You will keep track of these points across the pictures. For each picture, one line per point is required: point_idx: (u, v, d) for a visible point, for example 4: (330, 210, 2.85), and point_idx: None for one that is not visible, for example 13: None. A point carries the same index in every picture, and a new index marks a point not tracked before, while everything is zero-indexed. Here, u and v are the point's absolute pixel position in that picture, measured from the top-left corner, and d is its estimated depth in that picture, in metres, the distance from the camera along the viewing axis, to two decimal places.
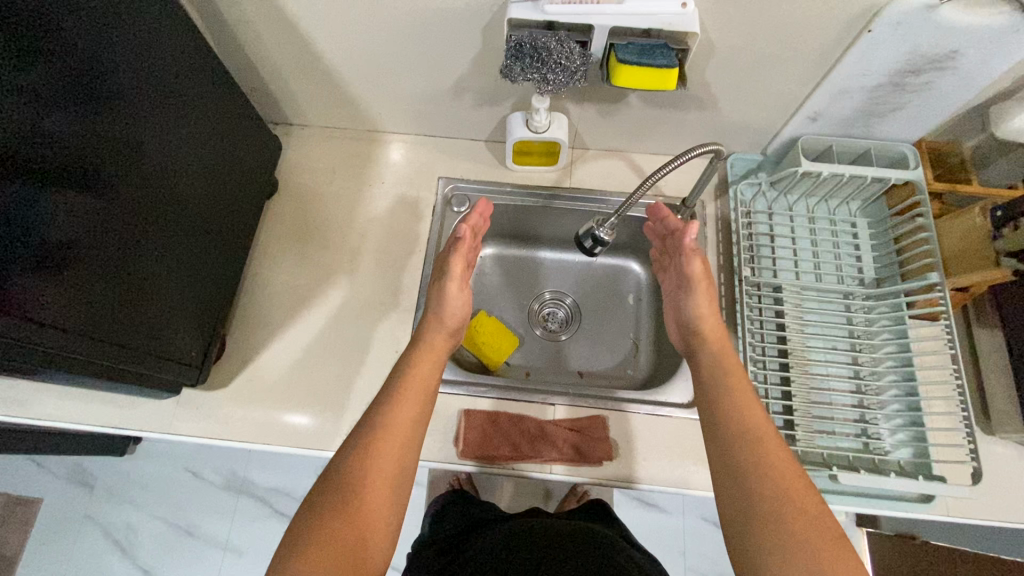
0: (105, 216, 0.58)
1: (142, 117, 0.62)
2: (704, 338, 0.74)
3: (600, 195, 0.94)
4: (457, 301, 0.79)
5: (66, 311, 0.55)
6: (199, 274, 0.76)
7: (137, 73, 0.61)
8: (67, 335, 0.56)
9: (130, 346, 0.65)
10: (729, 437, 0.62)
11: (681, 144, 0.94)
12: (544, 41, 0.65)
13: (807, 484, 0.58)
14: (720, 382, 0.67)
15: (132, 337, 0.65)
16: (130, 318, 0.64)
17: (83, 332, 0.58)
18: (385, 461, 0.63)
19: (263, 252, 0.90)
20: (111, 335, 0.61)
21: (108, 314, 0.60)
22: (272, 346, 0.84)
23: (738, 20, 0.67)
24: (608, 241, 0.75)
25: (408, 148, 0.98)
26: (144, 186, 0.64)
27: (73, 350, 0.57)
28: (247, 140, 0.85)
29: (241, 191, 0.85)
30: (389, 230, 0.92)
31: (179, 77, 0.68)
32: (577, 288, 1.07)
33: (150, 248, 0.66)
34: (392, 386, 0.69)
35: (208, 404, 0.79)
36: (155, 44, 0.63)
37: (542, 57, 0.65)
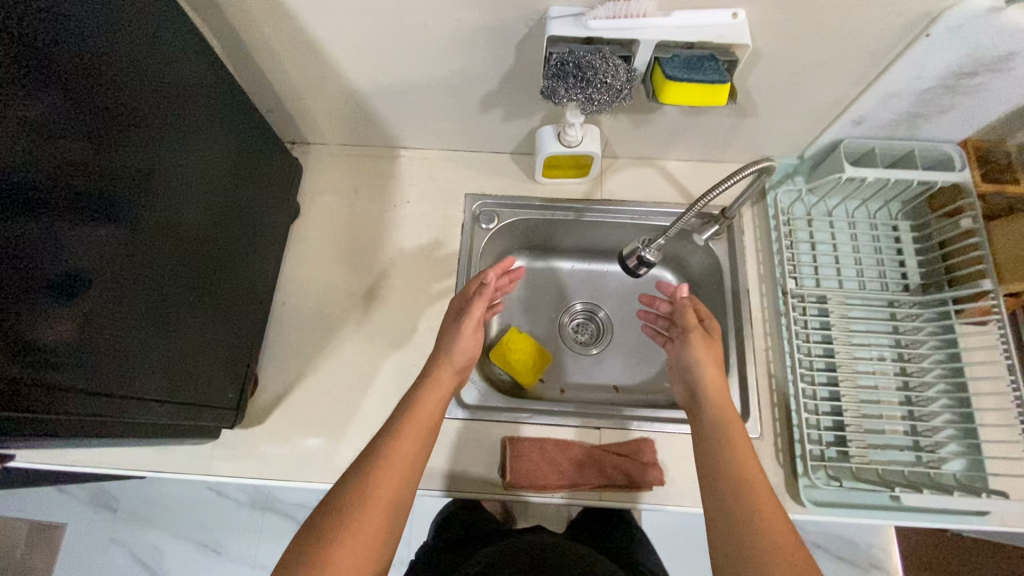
0: (121, 263, 0.54)
1: (155, 149, 0.58)
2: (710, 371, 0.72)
3: (634, 206, 0.91)
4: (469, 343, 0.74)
5: (84, 371, 0.51)
6: (222, 311, 0.72)
7: (150, 101, 0.57)
8: (89, 399, 0.52)
9: (157, 395, 0.61)
10: (723, 480, 0.61)
11: (715, 150, 0.90)
12: (589, 60, 0.62)
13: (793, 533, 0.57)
14: (721, 424, 0.67)
15: (161, 387, 0.62)
16: (155, 369, 0.61)
17: (108, 392, 0.54)
18: (373, 508, 0.59)
19: (289, 280, 0.87)
20: (134, 388, 0.58)
21: (132, 368, 0.57)
22: (304, 378, 0.81)
23: (788, 28, 0.64)
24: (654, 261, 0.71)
25: (431, 164, 0.94)
26: (161, 223, 0.60)
27: (101, 413, 0.54)
28: (265, 165, 0.81)
29: (262, 220, 0.81)
30: (417, 252, 0.89)
31: (193, 103, 0.64)
32: (607, 299, 1.04)
33: (170, 289, 0.62)
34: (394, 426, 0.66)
35: (243, 442, 0.77)
36: (166, 68, 0.59)
37: (587, 76, 0.62)
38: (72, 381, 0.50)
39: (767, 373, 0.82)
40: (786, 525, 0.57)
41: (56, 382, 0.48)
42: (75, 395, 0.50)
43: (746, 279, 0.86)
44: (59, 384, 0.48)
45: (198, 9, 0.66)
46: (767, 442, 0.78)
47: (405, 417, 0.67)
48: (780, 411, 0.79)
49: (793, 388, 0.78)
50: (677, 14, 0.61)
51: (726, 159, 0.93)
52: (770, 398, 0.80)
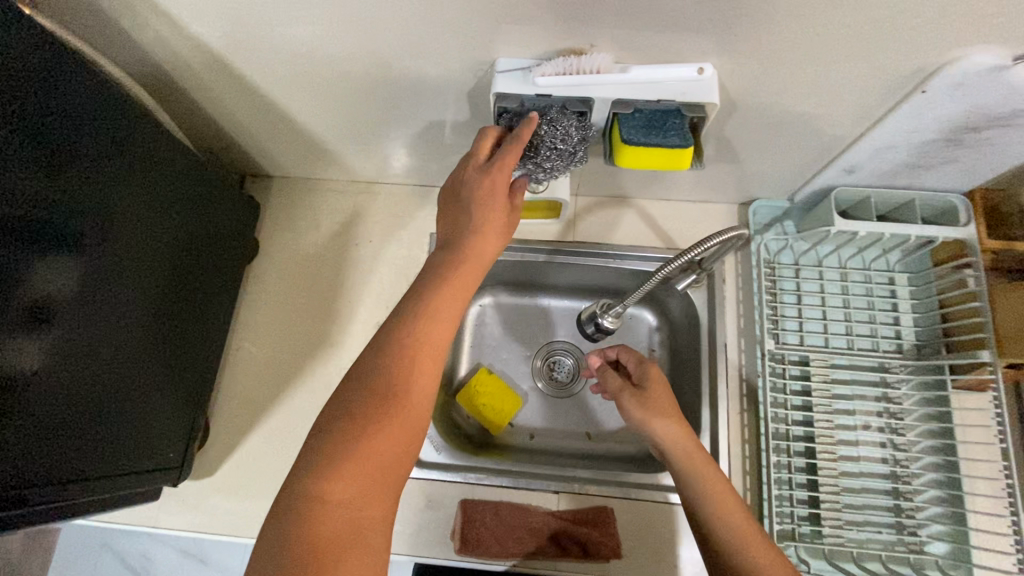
0: (55, 346, 0.53)
1: (82, 214, 0.55)
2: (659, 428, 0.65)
3: (608, 249, 0.86)
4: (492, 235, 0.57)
5: (10, 463, 0.49)
6: (169, 365, 0.70)
7: (74, 164, 0.53)
8: (33, 490, 0.51)
9: (98, 467, 0.59)
10: (703, 504, 0.60)
11: (697, 192, 0.84)
12: (537, 125, 0.58)
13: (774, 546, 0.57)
14: (691, 456, 0.63)
15: (110, 460, 0.61)
16: (103, 443, 0.60)
17: (53, 477, 0.53)
18: (363, 475, 0.47)
19: (246, 322, 0.85)
20: (72, 465, 0.55)
21: (78, 448, 0.56)
22: (257, 428, 0.79)
23: (763, 80, 0.58)
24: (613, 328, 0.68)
25: (396, 200, 0.90)
26: (91, 290, 0.57)
27: (48, 501, 0.53)
28: (218, 207, 0.77)
29: (215, 264, 0.78)
30: (378, 295, 0.85)
31: (131, 157, 0.60)
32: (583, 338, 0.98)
33: (108, 356, 0.59)
34: (377, 373, 0.50)
35: (194, 494, 0.76)
36: (97, 127, 0.56)
37: (535, 142, 0.59)
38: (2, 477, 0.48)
39: (740, 438, 0.76)
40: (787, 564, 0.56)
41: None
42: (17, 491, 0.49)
43: (724, 333, 0.81)
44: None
45: (132, 57, 0.62)
46: None
47: (385, 383, 0.50)
48: (752, 479, 0.75)
49: (765, 459, 0.73)
50: (633, 70, 0.54)
51: (709, 199, 0.86)
52: (742, 465, 0.75)
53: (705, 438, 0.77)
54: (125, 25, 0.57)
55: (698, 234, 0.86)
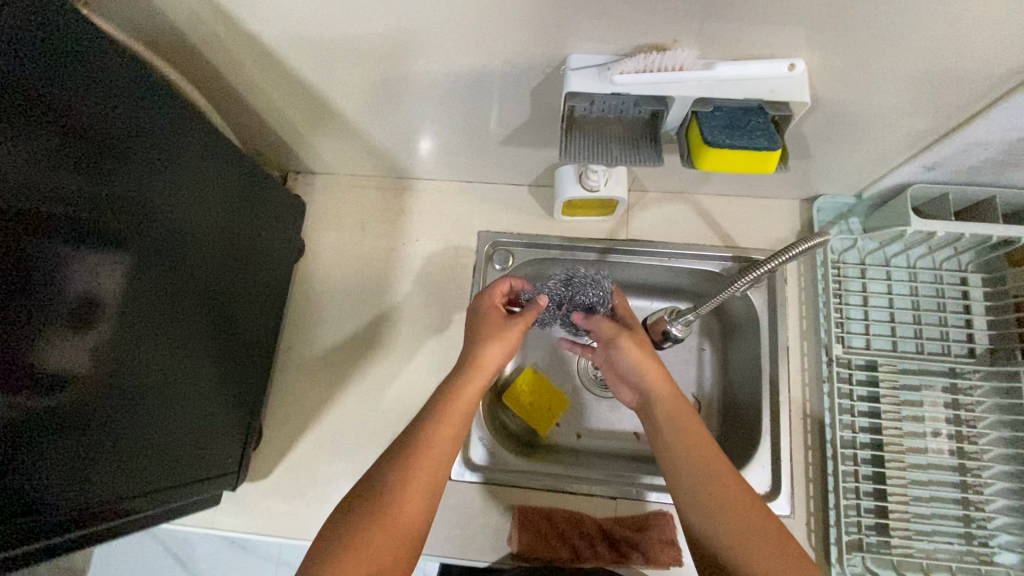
0: (101, 359, 0.50)
1: (149, 219, 0.54)
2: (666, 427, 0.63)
3: (663, 247, 0.83)
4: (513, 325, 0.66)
5: (74, 467, 0.48)
6: (225, 368, 0.70)
7: (145, 168, 0.53)
8: (81, 501, 0.50)
9: (161, 467, 0.59)
10: (688, 467, 0.59)
11: (758, 188, 0.80)
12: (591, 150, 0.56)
13: (774, 526, 0.54)
14: (676, 425, 0.63)
15: (170, 465, 0.61)
16: (162, 448, 0.59)
17: (116, 480, 0.53)
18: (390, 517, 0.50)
19: (295, 324, 0.84)
20: (135, 468, 0.55)
21: (122, 463, 0.54)
22: (311, 431, 0.79)
23: (853, 75, 0.54)
24: (680, 335, 0.76)
25: (442, 196, 0.87)
26: (155, 293, 0.56)
27: (91, 518, 0.51)
28: (271, 210, 0.77)
29: (268, 268, 0.77)
30: (427, 296, 0.83)
31: (194, 161, 0.60)
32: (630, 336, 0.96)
33: (170, 358, 0.59)
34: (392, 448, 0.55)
35: (251, 496, 0.76)
36: (167, 130, 0.55)
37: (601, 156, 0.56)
38: (66, 482, 0.48)
39: (803, 444, 0.74)
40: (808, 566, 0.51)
41: (36, 498, 0.45)
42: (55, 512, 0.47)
43: (786, 336, 0.78)
44: (42, 498, 0.46)
45: (185, 56, 0.60)
46: (799, 522, 0.72)
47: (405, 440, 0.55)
48: (816, 487, 0.73)
49: (832, 467, 0.71)
50: (720, 67, 0.51)
51: (769, 195, 0.82)
52: (806, 472, 0.74)
53: (767, 444, 0.75)
54: (178, 23, 0.55)
55: (759, 232, 0.82)
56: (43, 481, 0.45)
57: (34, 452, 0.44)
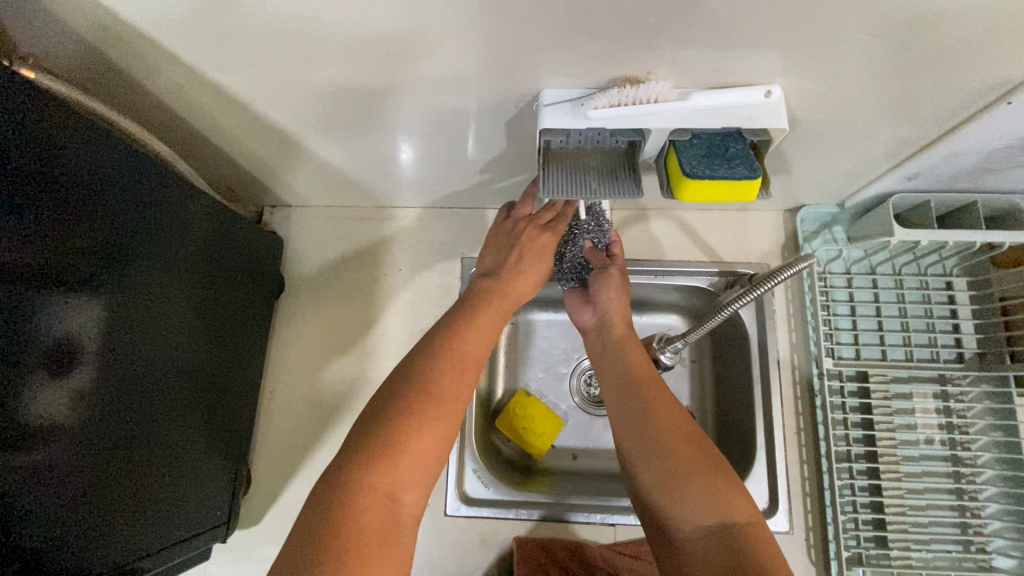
0: (81, 408, 0.48)
1: (125, 267, 0.53)
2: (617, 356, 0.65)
3: (649, 266, 0.82)
4: (524, 273, 0.62)
5: (61, 528, 0.47)
6: (210, 410, 0.68)
7: (119, 218, 0.52)
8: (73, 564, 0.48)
9: (151, 520, 0.58)
10: (626, 392, 0.61)
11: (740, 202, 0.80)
12: (572, 182, 0.55)
13: (703, 446, 0.56)
14: (616, 354, 0.65)
15: (161, 517, 0.59)
16: (152, 499, 0.58)
17: (104, 540, 0.52)
18: (375, 510, 0.44)
19: (277, 362, 0.81)
20: (124, 522, 0.54)
21: (110, 513, 0.52)
22: (301, 474, 0.77)
23: (830, 95, 0.53)
24: (670, 363, 0.77)
25: (423, 225, 0.86)
26: (134, 339, 0.55)
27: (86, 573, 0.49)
28: (248, 247, 0.75)
29: (247, 304, 0.76)
30: (412, 327, 0.82)
31: (169, 204, 0.58)
32: None
33: (154, 403, 0.58)
34: (430, 354, 0.53)
35: (243, 544, 0.74)
36: (140, 179, 0.54)
37: (582, 187, 0.55)
38: (57, 543, 0.46)
39: (798, 459, 0.74)
40: (739, 484, 0.53)
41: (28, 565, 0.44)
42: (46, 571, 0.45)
43: (776, 350, 0.78)
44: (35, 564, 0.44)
45: (149, 104, 0.59)
46: (799, 537, 0.72)
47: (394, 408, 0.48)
48: (814, 502, 0.73)
49: (827, 482, 0.71)
50: (695, 97, 0.51)
51: (752, 209, 0.82)
52: (802, 487, 0.73)
53: (762, 460, 0.75)
54: (139, 75, 0.53)
55: (743, 246, 0.82)
56: (31, 542, 0.44)
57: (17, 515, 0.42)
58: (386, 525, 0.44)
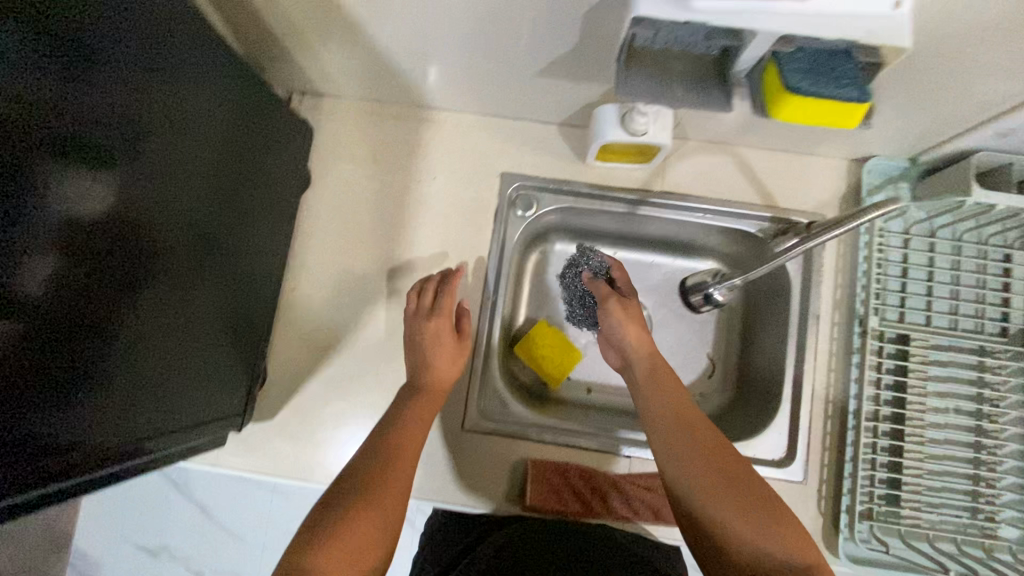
0: (95, 285, 0.42)
1: (152, 141, 0.46)
2: (652, 393, 0.65)
3: (699, 201, 0.77)
4: (444, 364, 0.68)
5: (89, 419, 0.44)
6: (231, 306, 0.64)
7: (143, 78, 0.44)
8: (101, 452, 0.46)
9: (173, 413, 0.55)
10: (671, 435, 0.60)
11: (806, 144, 0.75)
12: (662, 88, 0.50)
13: (755, 487, 0.56)
14: (651, 390, 0.65)
15: (181, 410, 0.57)
16: (173, 394, 0.55)
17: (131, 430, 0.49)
18: (342, 551, 0.49)
19: (299, 261, 0.77)
20: (149, 415, 0.51)
21: (126, 404, 0.47)
22: (317, 374, 0.75)
23: (959, 20, 0.47)
24: (725, 298, 0.73)
25: (463, 131, 0.79)
26: (162, 226, 0.49)
27: (101, 462, 0.46)
28: (272, 131, 0.68)
29: (271, 197, 0.69)
30: (442, 240, 0.78)
31: (193, 68, 0.51)
32: (654, 295, 0.89)
33: (179, 297, 0.53)
34: (369, 452, 0.59)
35: (254, 436, 0.73)
36: (161, 29, 0.46)
37: (672, 94, 0.50)
38: (86, 432, 0.44)
39: (823, 413, 0.73)
40: (791, 523, 0.54)
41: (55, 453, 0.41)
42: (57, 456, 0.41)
43: (818, 304, 0.75)
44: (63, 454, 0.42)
45: None
46: (812, 489, 0.72)
47: (356, 480, 0.55)
48: (831, 456, 0.72)
49: (851, 439, 0.70)
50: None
51: (816, 152, 0.77)
52: (823, 441, 0.73)
53: (787, 411, 0.74)
54: None
55: (801, 192, 0.77)
56: (44, 425, 0.39)
57: (52, 415, 0.40)
58: (351, 565, 0.49)
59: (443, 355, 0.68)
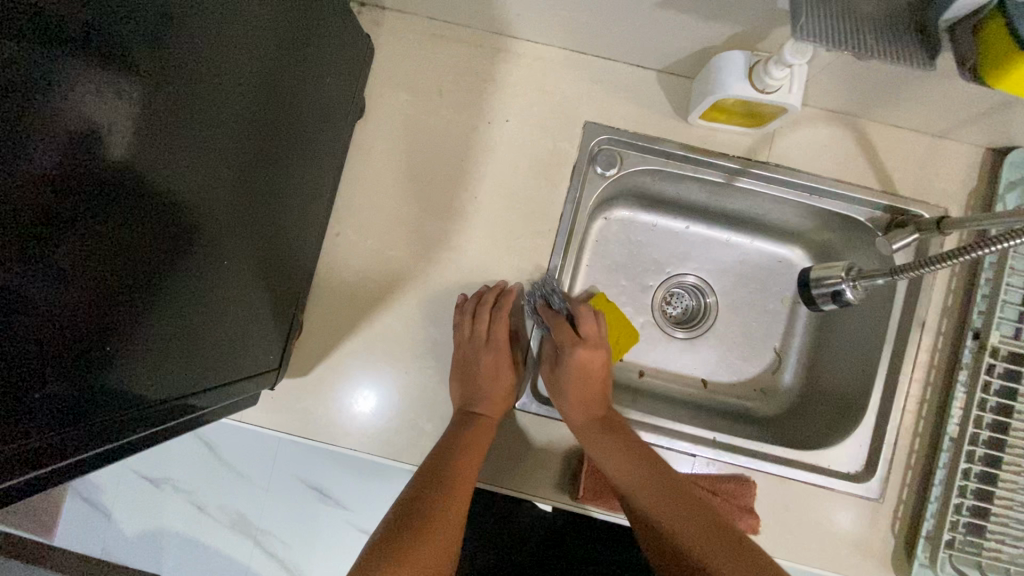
0: (116, 223, 0.34)
1: (185, 27, 0.36)
2: (596, 416, 0.63)
3: (807, 179, 0.67)
4: (500, 390, 0.67)
5: (104, 372, 0.36)
6: (275, 244, 0.55)
7: None
8: (122, 409, 0.38)
9: (207, 364, 0.48)
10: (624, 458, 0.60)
11: (943, 124, 0.64)
12: (852, 36, 0.40)
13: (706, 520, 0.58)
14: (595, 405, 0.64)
15: (217, 360, 0.49)
16: (208, 342, 0.47)
17: (156, 383, 0.41)
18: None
19: (347, 201, 0.68)
20: (180, 366, 0.44)
21: (151, 361, 0.40)
22: (358, 332, 0.67)
23: None
24: (852, 300, 0.64)
25: (545, 69, 0.68)
26: (200, 142, 0.40)
27: (125, 429, 0.39)
28: (332, 38, 0.56)
29: (325, 119, 0.59)
30: (509, 194, 0.68)
31: None
32: (730, 279, 0.80)
33: (217, 230, 0.44)
34: (424, 474, 0.60)
35: (287, 394, 0.66)
36: None
37: (864, 44, 0.40)
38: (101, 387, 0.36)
39: (912, 429, 0.67)
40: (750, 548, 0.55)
41: (62, 410, 0.33)
42: (65, 431, 0.34)
43: (924, 309, 0.67)
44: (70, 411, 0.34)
45: None
46: (887, 507, 0.66)
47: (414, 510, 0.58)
48: (913, 475, 0.66)
49: (942, 460, 0.64)
50: None
51: (950, 134, 0.67)
52: (907, 458, 0.67)
53: (871, 421, 0.68)
54: None
55: (924, 179, 0.67)
56: (48, 392, 0.32)
57: (55, 365, 0.32)
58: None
59: (497, 384, 0.67)
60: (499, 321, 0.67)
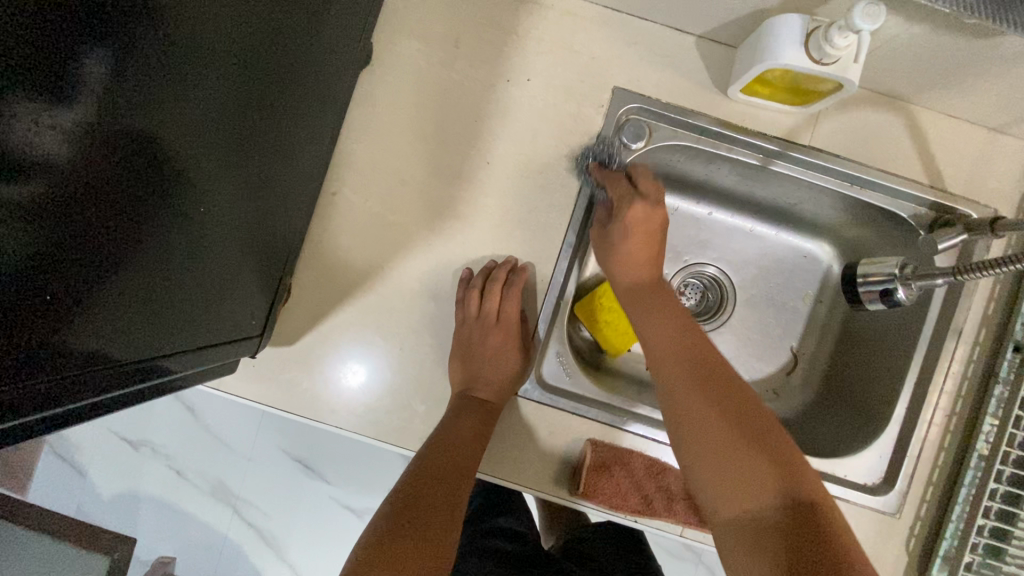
0: (77, 154, 0.28)
1: None
2: (647, 330, 0.56)
3: (850, 167, 0.62)
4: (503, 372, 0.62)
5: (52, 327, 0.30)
6: (265, 197, 0.49)
7: None
8: (74, 370, 0.33)
9: (179, 325, 0.42)
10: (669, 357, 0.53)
11: (1005, 116, 0.59)
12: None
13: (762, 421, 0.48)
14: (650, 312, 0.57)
15: (191, 321, 0.43)
16: (182, 300, 0.41)
17: (117, 344, 0.36)
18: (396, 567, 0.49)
19: (347, 157, 0.62)
20: (147, 325, 0.38)
21: (114, 318, 0.35)
22: (353, 301, 0.62)
23: None
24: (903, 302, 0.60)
25: (575, 25, 0.62)
26: (186, 66, 0.33)
27: (75, 393, 0.33)
28: None
29: (330, 61, 0.52)
30: (527, 161, 0.62)
31: None
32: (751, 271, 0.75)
33: (202, 173, 0.38)
34: (422, 463, 0.56)
35: (271, 362, 0.61)
36: None
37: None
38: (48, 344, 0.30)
39: (937, 442, 0.63)
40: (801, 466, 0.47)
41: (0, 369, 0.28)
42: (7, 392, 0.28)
43: (962, 316, 0.62)
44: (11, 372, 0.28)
45: None
46: (903, 523, 0.62)
47: (407, 500, 0.54)
48: (934, 491, 0.63)
49: (967, 478, 0.60)
50: None
51: (1008, 129, 0.61)
52: (929, 473, 0.63)
53: (894, 431, 0.63)
54: None
55: (976, 176, 0.62)
56: None
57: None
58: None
59: (501, 367, 0.62)
60: (510, 301, 0.62)
